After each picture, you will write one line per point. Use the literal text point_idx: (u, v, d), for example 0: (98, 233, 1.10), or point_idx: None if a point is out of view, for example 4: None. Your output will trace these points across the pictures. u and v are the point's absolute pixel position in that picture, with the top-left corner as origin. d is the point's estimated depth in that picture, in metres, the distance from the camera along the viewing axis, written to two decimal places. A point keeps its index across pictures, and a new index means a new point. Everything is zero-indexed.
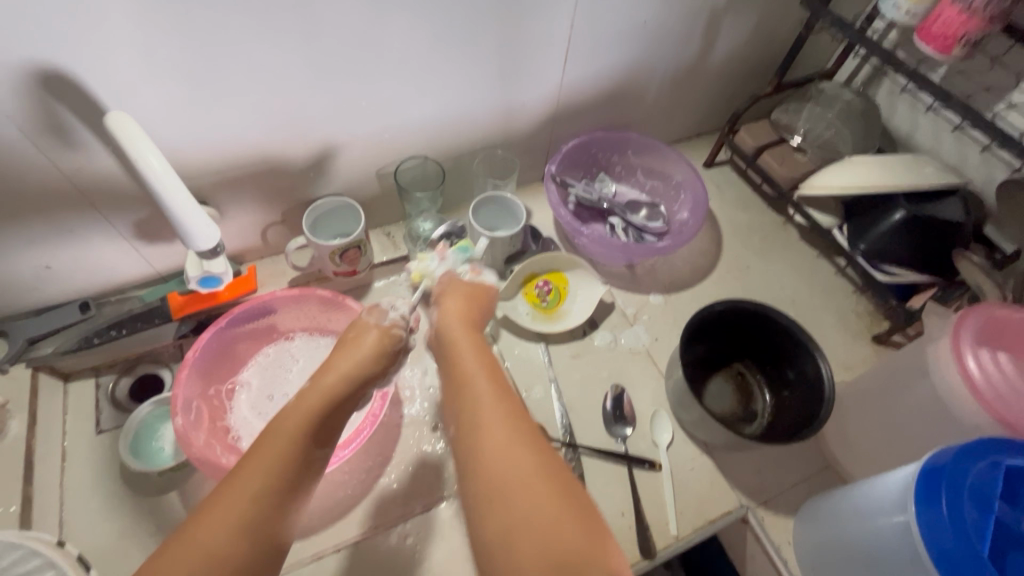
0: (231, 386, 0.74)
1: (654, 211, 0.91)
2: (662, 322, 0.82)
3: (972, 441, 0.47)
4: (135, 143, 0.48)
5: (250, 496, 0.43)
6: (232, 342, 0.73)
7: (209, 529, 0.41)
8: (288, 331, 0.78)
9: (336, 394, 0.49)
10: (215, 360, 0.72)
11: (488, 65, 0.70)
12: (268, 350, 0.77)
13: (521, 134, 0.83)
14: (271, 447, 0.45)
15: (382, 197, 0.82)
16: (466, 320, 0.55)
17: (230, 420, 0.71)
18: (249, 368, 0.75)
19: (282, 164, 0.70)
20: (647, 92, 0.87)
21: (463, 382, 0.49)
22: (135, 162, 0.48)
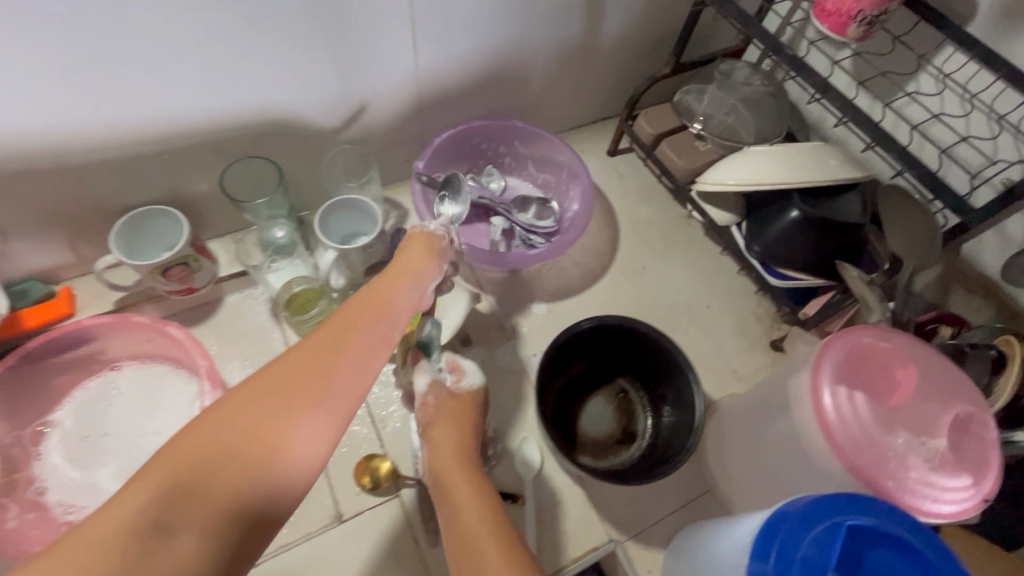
0: (40, 428, 0.65)
1: (544, 208, 0.83)
2: (543, 334, 0.75)
3: (830, 496, 0.41)
4: None
5: (243, 437, 0.36)
6: (35, 377, 0.64)
7: (143, 476, 0.33)
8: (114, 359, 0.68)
9: (378, 304, 0.48)
10: (14, 400, 0.63)
11: (312, 50, 0.59)
12: (90, 383, 0.67)
13: (383, 126, 0.73)
14: (259, 395, 0.38)
15: (221, 202, 0.71)
16: (460, 461, 0.49)
17: (35, 469, 0.62)
18: (65, 405, 0.66)
19: (69, 172, 0.58)
20: (531, 75, 0.78)
21: (463, 542, 0.41)
22: None
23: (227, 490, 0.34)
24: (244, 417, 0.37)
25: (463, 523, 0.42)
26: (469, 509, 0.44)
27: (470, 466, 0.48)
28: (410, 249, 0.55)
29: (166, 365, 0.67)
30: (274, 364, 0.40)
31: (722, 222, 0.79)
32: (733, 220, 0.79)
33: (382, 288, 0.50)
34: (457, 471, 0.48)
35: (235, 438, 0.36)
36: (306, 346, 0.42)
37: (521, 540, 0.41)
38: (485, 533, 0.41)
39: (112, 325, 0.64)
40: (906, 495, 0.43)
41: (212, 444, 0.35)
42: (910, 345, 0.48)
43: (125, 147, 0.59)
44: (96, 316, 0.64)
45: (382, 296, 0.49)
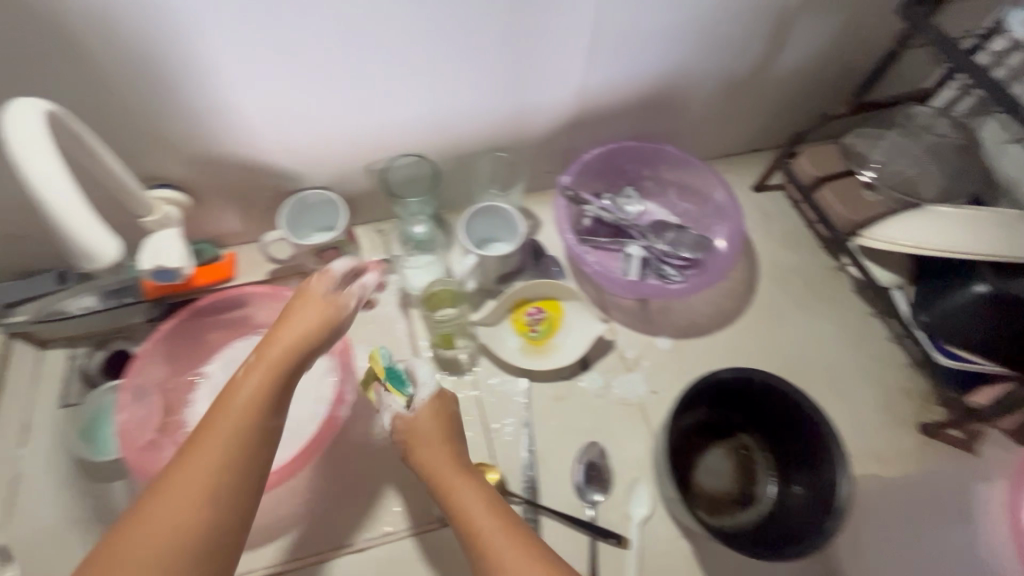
0: (192, 377, 0.71)
1: (681, 238, 0.79)
2: (665, 371, 0.71)
3: None
4: (34, 159, 0.39)
5: (208, 474, 0.41)
6: (199, 330, 0.72)
7: (174, 496, 0.40)
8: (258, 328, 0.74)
9: (306, 343, 0.50)
10: (180, 348, 0.71)
11: (491, 60, 0.60)
12: (236, 344, 0.72)
13: (535, 137, 0.73)
14: (215, 437, 0.43)
15: (373, 194, 0.75)
16: (452, 461, 0.53)
17: (184, 415, 0.68)
18: (215, 360, 0.72)
19: (260, 152, 0.64)
20: (690, 100, 0.75)
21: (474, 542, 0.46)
22: (27, 176, 0.39)
23: (245, 488, 0.42)
24: (211, 449, 0.42)
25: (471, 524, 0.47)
26: (477, 514, 0.48)
27: (460, 463, 0.53)
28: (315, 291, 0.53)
29: None
30: (213, 409, 0.45)
31: (883, 283, 0.72)
32: (897, 283, 0.72)
33: (303, 315, 0.51)
34: (435, 457, 0.53)
35: (232, 457, 0.42)
36: (230, 409, 0.45)
37: (524, 530, 0.47)
38: (516, 552, 0.45)
39: (266, 293, 0.71)
40: None
41: (211, 467, 0.42)
42: None
43: (310, 134, 0.63)
44: (254, 286, 0.71)
45: (325, 306, 0.53)
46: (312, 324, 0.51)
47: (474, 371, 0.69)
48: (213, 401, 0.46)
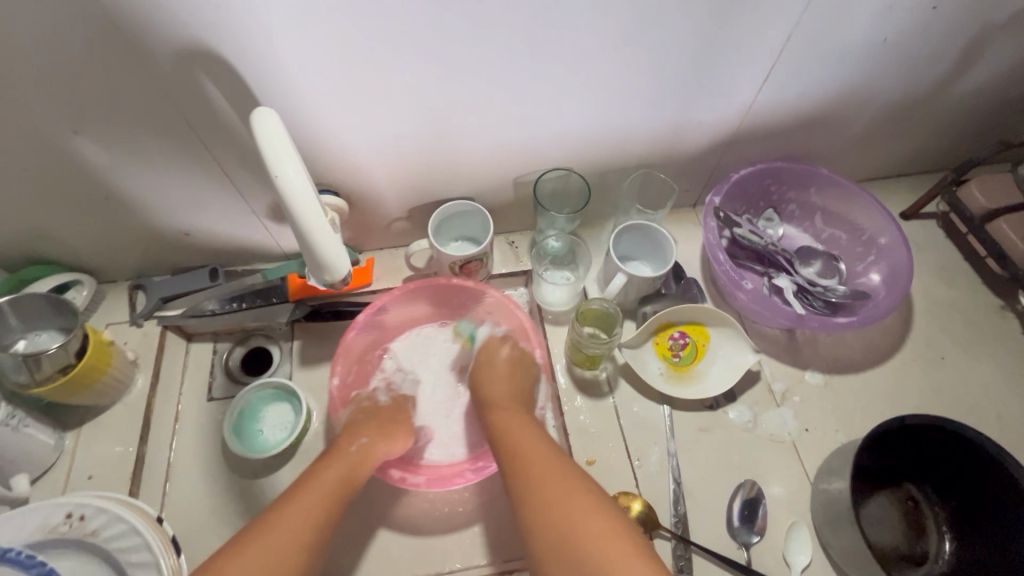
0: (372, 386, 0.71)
1: (830, 266, 0.75)
2: (817, 408, 0.67)
3: None
4: (277, 157, 0.38)
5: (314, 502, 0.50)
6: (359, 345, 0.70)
7: (282, 524, 0.47)
8: (419, 318, 0.75)
9: (383, 445, 0.60)
10: (354, 365, 0.70)
11: (670, 74, 0.58)
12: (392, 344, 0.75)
13: (687, 154, 0.70)
14: (310, 493, 0.50)
15: (513, 205, 0.74)
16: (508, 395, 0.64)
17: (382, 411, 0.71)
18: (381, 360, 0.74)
19: (422, 161, 0.64)
20: (855, 120, 0.70)
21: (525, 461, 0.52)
22: (274, 177, 0.38)
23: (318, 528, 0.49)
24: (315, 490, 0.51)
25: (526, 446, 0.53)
26: (570, 495, 0.47)
27: (527, 422, 0.58)
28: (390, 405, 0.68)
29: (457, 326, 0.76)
30: (307, 474, 0.53)
31: None
32: None
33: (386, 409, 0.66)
34: (515, 429, 0.57)
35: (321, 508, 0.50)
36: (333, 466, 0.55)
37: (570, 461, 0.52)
38: (598, 526, 0.45)
39: (440, 287, 0.71)
40: None
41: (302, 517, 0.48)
42: None
43: (473, 145, 0.63)
44: (427, 280, 0.70)
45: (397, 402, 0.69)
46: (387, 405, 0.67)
47: (616, 395, 0.67)
48: (309, 467, 0.54)
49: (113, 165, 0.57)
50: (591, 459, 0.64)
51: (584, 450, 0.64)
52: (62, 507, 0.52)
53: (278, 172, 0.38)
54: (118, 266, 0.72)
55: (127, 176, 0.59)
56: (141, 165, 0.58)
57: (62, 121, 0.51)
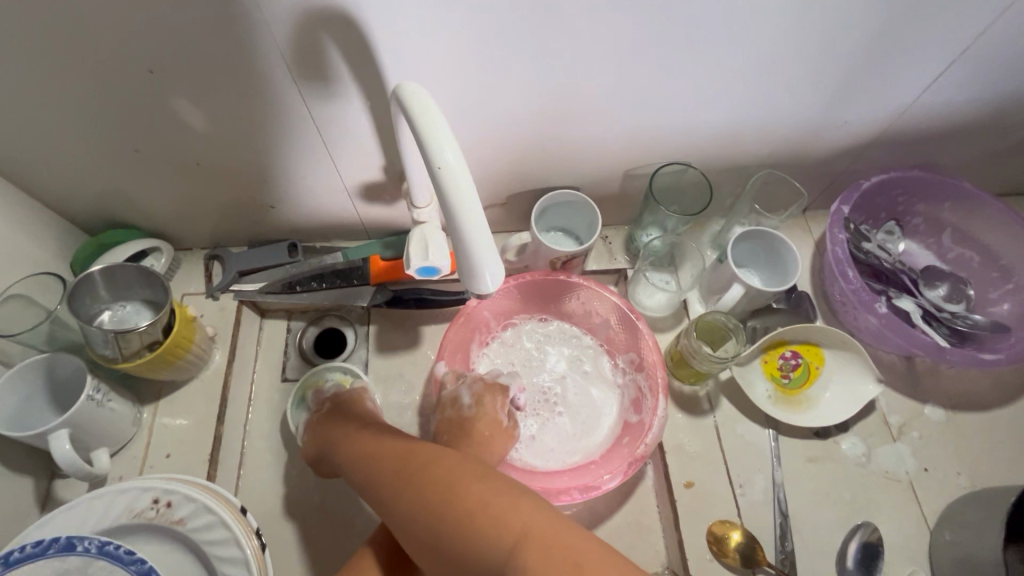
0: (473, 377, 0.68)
1: (958, 291, 0.68)
2: (936, 447, 0.62)
3: None
4: (439, 137, 0.33)
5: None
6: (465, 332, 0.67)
7: None
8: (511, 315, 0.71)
9: None
10: (462, 351, 0.67)
11: (829, 70, 0.51)
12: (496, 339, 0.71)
13: (816, 157, 0.63)
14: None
15: (615, 198, 0.68)
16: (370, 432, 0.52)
17: None
18: (485, 352, 0.70)
19: (532, 147, 0.58)
20: (1013, 131, 0.62)
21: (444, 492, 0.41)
22: (431, 161, 0.33)
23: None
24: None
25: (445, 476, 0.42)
26: (495, 503, 0.39)
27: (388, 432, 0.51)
28: (486, 417, 0.57)
29: (553, 324, 0.71)
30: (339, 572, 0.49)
31: None
32: None
33: (341, 430, 0.54)
34: (445, 467, 0.43)
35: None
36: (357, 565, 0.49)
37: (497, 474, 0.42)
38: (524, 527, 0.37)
39: (546, 282, 0.68)
40: None
41: None
42: None
43: (592, 133, 0.57)
44: (534, 274, 0.67)
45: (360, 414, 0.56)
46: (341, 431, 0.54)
47: (718, 414, 0.62)
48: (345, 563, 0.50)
49: (208, 129, 0.52)
50: (689, 480, 0.59)
51: (682, 471, 0.60)
52: (148, 493, 0.50)
53: (435, 160, 0.33)
54: (196, 234, 0.68)
55: (220, 144, 0.54)
56: (237, 133, 0.53)
57: (162, 82, 0.47)
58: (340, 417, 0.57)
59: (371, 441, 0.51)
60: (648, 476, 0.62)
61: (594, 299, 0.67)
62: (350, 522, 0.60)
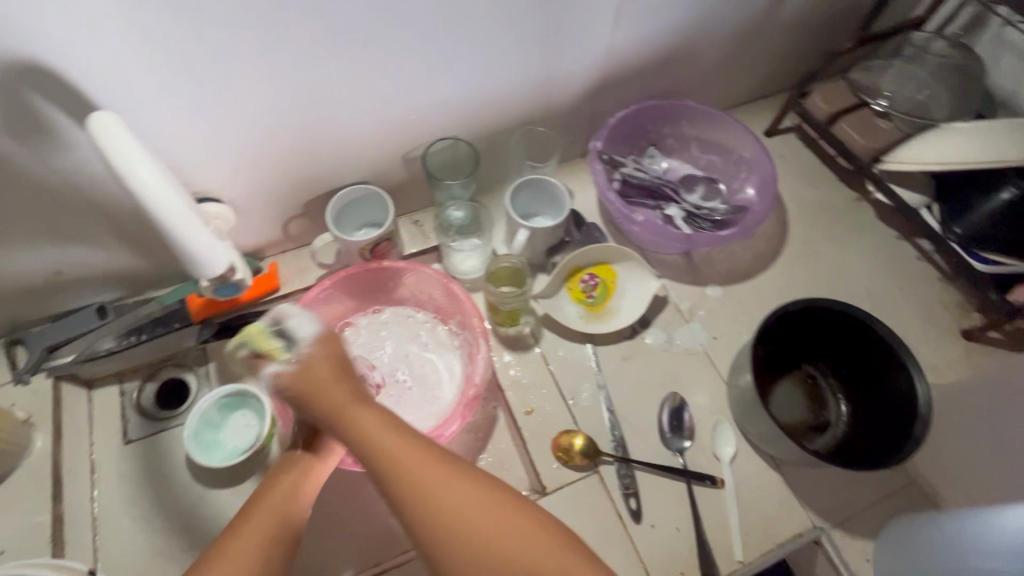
0: None
1: (712, 189, 0.81)
2: (721, 318, 0.73)
3: None
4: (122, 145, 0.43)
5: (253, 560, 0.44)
6: None
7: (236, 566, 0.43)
8: (344, 313, 0.76)
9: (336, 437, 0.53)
10: None
11: (525, 30, 0.60)
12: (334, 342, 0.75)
13: (563, 107, 0.73)
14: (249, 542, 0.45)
15: (408, 183, 0.74)
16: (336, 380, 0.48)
17: None
18: None
19: (302, 153, 0.63)
20: (707, 51, 0.76)
21: (388, 462, 0.43)
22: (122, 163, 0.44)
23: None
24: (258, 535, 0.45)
25: (378, 445, 0.44)
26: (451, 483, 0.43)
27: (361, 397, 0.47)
28: (364, 384, 0.60)
29: (384, 311, 0.77)
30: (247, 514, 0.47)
31: (911, 203, 0.75)
32: (923, 202, 0.75)
33: (335, 394, 0.46)
34: (368, 421, 0.45)
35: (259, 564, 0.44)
36: (272, 506, 0.47)
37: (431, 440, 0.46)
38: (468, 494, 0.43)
39: (364, 273, 0.72)
40: None
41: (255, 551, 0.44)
42: None
43: (351, 129, 0.62)
44: (349, 269, 0.71)
45: (343, 377, 0.48)
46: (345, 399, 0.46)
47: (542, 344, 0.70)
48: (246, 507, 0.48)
49: None
50: (529, 408, 0.67)
51: (521, 402, 0.67)
52: None
53: None
54: None
55: None
56: None
57: None
58: (330, 375, 0.47)
59: (354, 399, 0.47)
60: (498, 417, 0.68)
61: (412, 277, 0.74)
62: None
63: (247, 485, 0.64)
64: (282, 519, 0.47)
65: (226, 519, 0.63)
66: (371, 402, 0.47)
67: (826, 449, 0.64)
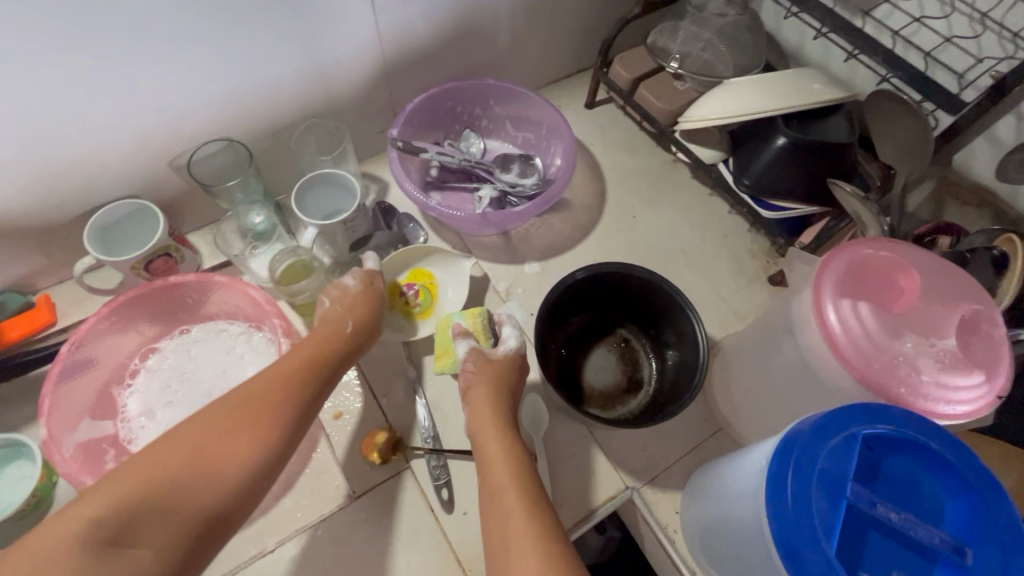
0: (122, 424, 0.64)
1: (526, 166, 0.80)
2: (539, 293, 0.73)
3: (839, 408, 0.41)
4: None
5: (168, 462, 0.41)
6: (77, 388, 0.62)
7: (157, 460, 0.41)
8: (145, 343, 0.69)
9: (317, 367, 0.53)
10: (81, 408, 0.62)
11: (270, 20, 0.57)
12: (134, 380, 0.67)
13: (351, 96, 0.71)
14: (157, 449, 0.42)
15: (193, 193, 0.69)
16: (494, 416, 0.54)
17: (135, 452, 0.63)
18: (127, 396, 0.66)
19: (38, 172, 0.57)
20: (499, 27, 0.75)
21: (491, 497, 0.48)
22: None
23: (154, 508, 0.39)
24: (187, 436, 0.44)
25: (494, 482, 0.48)
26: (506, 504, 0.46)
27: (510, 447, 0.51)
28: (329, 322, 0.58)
29: (191, 331, 0.70)
30: (217, 405, 0.47)
31: (709, 160, 0.77)
32: (720, 157, 0.77)
33: (487, 401, 0.56)
34: (495, 449, 0.51)
35: (168, 471, 0.41)
36: (225, 407, 0.46)
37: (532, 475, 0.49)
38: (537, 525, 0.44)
39: (148, 295, 0.66)
40: (919, 399, 0.43)
41: (194, 444, 0.43)
42: (909, 250, 0.48)
43: (89, 140, 0.57)
44: (129, 292, 0.64)
45: (505, 382, 0.58)
46: (496, 411, 0.55)
47: None
48: (220, 400, 0.47)
49: None
50: (339, 411, 0.64)
51: (332, 405, 0.65)
52: None
53: None
54: None
55: None
56: None
57: None
58: (489, 378, 0.58)
59: (492, 431, 0.53)
60: None
61: (206, 290, 0.67)
62: None
63: (23, 544, 0.58)
64: (251, 419, 0.46)
65: None
66: (509, 429, 0.54)
67: (602, 415, 0.63)
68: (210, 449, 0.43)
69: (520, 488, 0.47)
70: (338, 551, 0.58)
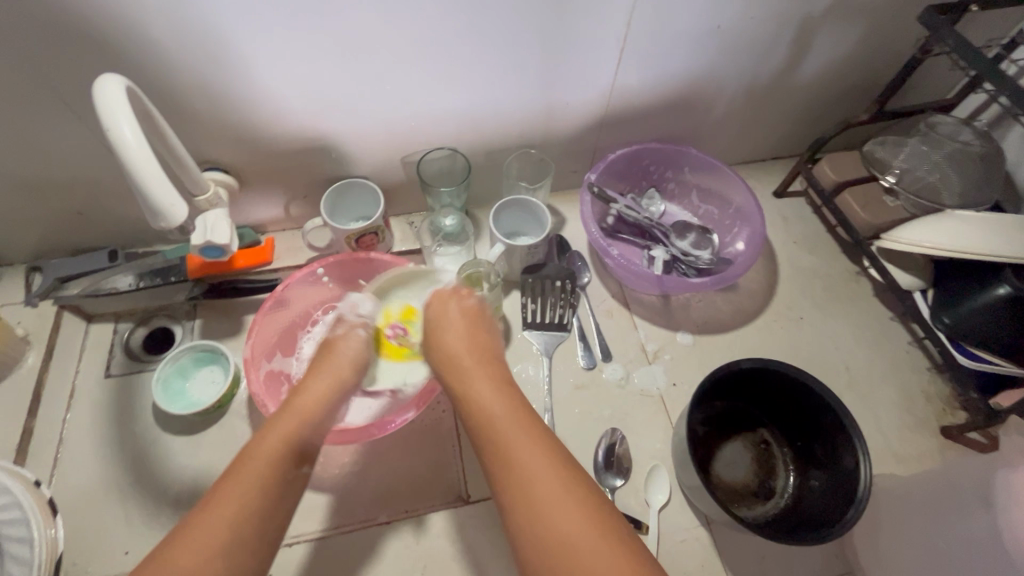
0: (297, 364, 0.74)
1: (703, 238, 0.81)
2: (684, 365, 0.73)
3: None
4: (114, 113, 0.44)
5: (261, 469, 0.46)
6: (274, 325, 0.72)
7: (223, 508, 0.43)
8: (329, 299, 0.78)
9: (324, 403, 0.54)
10: (272, 342, 0.72)
11: (528, 60, 0.63)
12: (313, 329, 0.76)
13: (563, 136, 0.76)
14: (254, 464, 0.46)
15: (406, 185, 0.78)
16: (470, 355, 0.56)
17: None
18: (305, 342, 0.75)
19: (308, 143, 0.68)
20: (716, 103, 0.77)
21: (485, 427, 0.48)
22: (109, 131, 0.44)
23: (277, 514, 0.45)
24: (272, 440, 0.48)
25: (481, 406, 0.49)
26: (508, 424, 0.47)
27: (491, 376, 0.53)
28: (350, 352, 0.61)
29: None
30: (246, 451, 0.48)
31: (905, 285, 0.73)
32: (919, 286, 0.72)
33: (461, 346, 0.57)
34: (477, 382, 0.52)
35: (268, 470, 0.46)
36: (264, 446, 0.48)
37: (517, 398, 0.50)
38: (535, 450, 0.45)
39: (347, 261, 0.74)
40: None
41: (245, 492, 0.44)
42: None
43: (353, 126, 0.67)
44: (336, 256, 0.73)
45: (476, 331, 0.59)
46: (463, 349, 0.56)
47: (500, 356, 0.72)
48: (250, 442, 0.48)
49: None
50: None
51: None
52: None
53: (117, 138, 0.44)
54: (18, 247, 0.74)
55: (8, 155, 0.61)
56: (25, 143, 0.60)
57: None
58: (455, 321, 0.59)
59: (470, 365, 0.54)
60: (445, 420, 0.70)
61: (392, 269, 0.75)
62: (162, 496, 0.65)
63: (200, 437, 0.68)
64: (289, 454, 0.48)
65: (172, 464, 0.67)
66: (490, 368, 0.54)
67: (728, 509, 0.61)
68: (301, 439, 0.50)
69: (506, 407, 0.49)
70: (441, 546, 0.61)
